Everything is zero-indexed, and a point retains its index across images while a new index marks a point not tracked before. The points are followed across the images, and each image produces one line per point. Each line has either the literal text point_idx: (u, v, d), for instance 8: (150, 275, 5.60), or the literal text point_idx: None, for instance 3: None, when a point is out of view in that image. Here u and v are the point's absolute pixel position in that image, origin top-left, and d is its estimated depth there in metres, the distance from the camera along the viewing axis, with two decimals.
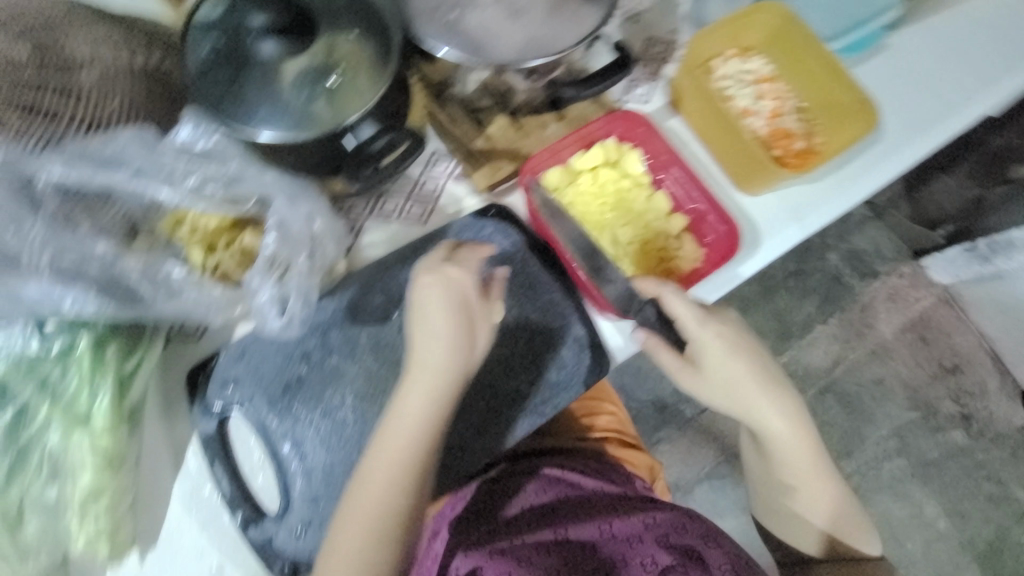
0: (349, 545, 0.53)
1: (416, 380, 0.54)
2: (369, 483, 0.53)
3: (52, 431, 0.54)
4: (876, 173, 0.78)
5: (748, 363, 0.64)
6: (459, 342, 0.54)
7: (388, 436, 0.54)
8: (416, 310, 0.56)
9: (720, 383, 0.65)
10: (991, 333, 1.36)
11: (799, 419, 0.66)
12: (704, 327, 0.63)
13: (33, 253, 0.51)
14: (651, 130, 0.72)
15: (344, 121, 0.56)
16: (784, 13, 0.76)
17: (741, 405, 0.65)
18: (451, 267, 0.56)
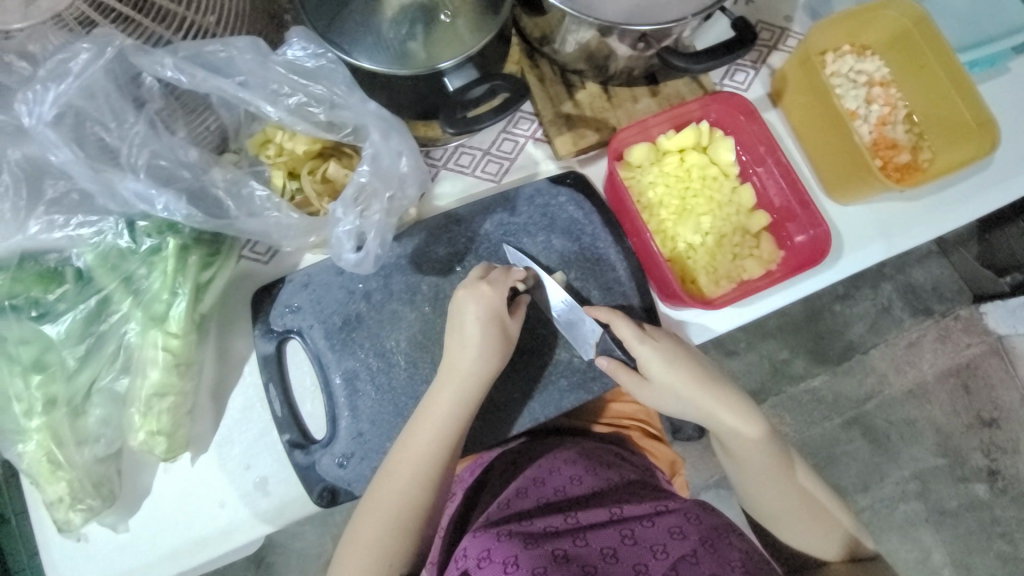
0: (369, 533, 0.56)
1: (446, 382, 0.59)
2: (394, 473, 0.57)
3: (132, 324, 0.58)
4: (978, 200, 0.73)
5: (680, 362, 0.63)
6: (487, 350, 0.59)
7: (418, 429, 0.58)
8: (453, 321, 0.60)
9: (678, 397, 0.63)
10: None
11: (734, 413, 0.64)
12: (647, 341, 0.62)
13: (133, 151, 0.54)
14: (754, 118, 0.67)
15: (439, 66, 0.55)
16: (915, 12, 0.69)
17: (703, 416, 0.64)
18: (484, 286, 0.60)
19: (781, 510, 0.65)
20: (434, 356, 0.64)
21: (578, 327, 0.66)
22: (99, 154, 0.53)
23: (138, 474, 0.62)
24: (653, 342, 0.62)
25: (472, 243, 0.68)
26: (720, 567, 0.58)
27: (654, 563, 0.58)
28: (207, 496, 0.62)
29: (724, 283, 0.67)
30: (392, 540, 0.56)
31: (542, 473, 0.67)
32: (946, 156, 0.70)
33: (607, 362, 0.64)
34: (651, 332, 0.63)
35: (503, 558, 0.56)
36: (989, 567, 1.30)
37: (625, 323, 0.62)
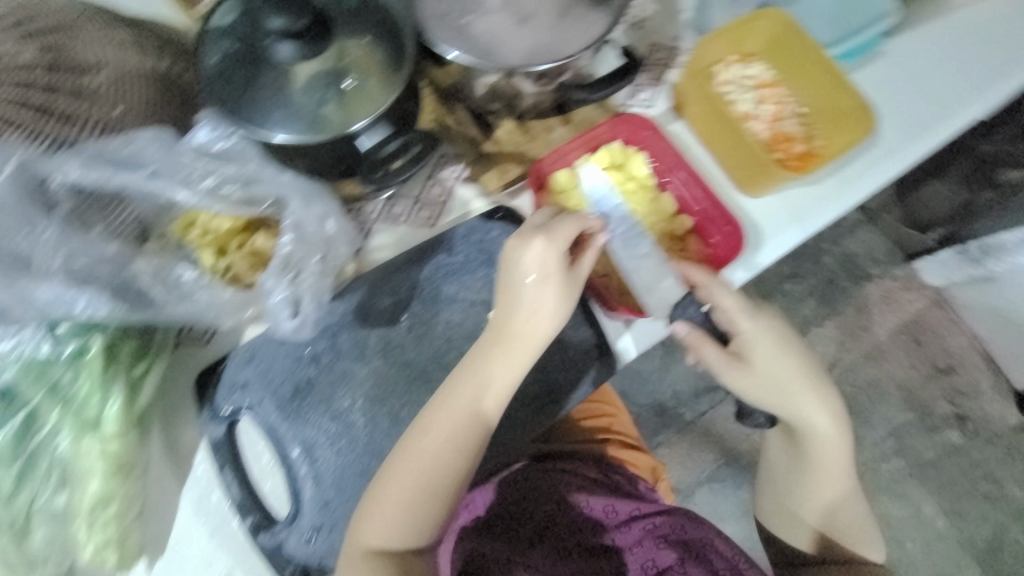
0: (392, 499, 0.56)
1: (514, 345, 0.57)
2: (428, 435, 0.56)
3: (63, 436, 0.54)
4: (875, 173, 0.80)
5: (797, 363, 0.67)
6: (549, 309, 0.57)
7: (454, 391, 0.57)
8: (509, 273, 0.57)
9: (770, 384, 0.67)
10: (983, 335, 1.37)
11: (839, 428, 0.70)
12: (752, 319, 0.65)
13: (45, 256, 0.51)
14: (656, 133, 0.73)
15: (350, 127, 0.56)
16: (784, 19, 0.77)
17: (784, 411, 0.69)
18: (542, 238, 0.55)
19: (796, 497, 0.77)
20: (391, 409, 0.63)
21: (658, 280, 0.68)
22: (10, 264, 0.50)
23: None
24: (756, 324, 0.65)
25: (415, 289, 0.68)
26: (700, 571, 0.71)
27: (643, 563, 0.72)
28: None
29: None
30: (423, 502, 0.56)
31: (540, 496, 0.76)
32: (838, 141, 0.76)
33: (686, 330, 0.65)
34: (754, 309, 0.66)
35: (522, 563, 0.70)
36: (979, 510, 1.34)
37: (726, 293, 0.64)
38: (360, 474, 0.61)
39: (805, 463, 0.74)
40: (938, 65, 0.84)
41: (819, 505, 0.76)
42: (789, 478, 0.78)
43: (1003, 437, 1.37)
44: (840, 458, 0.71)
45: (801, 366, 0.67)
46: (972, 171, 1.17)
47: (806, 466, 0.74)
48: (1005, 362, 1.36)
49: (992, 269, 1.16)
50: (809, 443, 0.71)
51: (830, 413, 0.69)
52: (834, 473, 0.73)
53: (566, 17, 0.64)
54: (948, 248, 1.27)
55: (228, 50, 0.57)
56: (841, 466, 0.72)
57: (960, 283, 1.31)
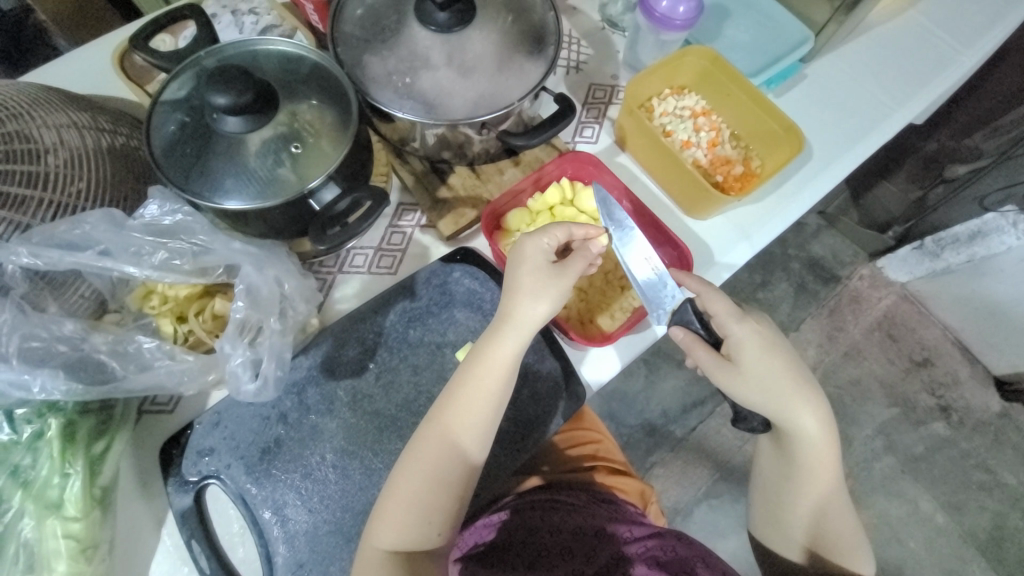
0: (406, 496, 0.57)
1: (514, 336, 0.59)
2: (437, 430, 0.57)
3: (26, 519, 0.52)
4: (813, 186, 0.85)
5: (784, 364, 0.63)
6: (538, 296, 0.59)
7: (460, 384, 0.58)
8: (511, 267, 0.61)
9: (759, 381, 0.62)
10: (954, 325, 1.43)
11: (827, 432, 0.65)
12: (741, 322, 0.63)
13: (1, 341, 0.52)
14: (602, 168, 0.76)
15: (307, 186, 0.58)
16: (708, 54, 0.83)
17: (774, 410, 0.63)
18: (529, 236, 0.62)
19: (791, 509, 0.68)
20: (362, 462, 0.63)
21: (657, 289, 0.64)
22: None
23: None
24: (745, 327, 0.63)
25: (380, 337, 0.69)
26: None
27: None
28: None
29: (620, 315, 0.73)
30: (434, 497, 0.57)
31: (534, 524, 0.74)
32: (773, 160, 0.82)
33: (682, 335, 0.63)
34: (744, 316, 0.64)
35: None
36: (976, 500, 1.35)
37: (716, 296, 0.63)
38: (333, 531, 0.60)
39: (795, 468, 0.66)
40: (859, 82, 0.91)
41: (810, 518, 0.67)
42: (781, 489, 0.68)
43: (987, 424, 1.40)
44: (832, 466, 0.65)
45: (785, 363, 0.63)
46: (920, 170, 1.29)
47: (797, 472, 0.66)
48: (980, 349, 1.41)
49: (950, 261, 1.30)
50: (799, 447, 0.65)
51: (818, 415, 0.63)
52: (829, 482, 0.66)
53: (504, 68, 0.67)
54: (906, 245, 1.39)
55: (181, 123, 0.60)
56: (831, 473, 0.65)
57: (922, 277, 1.40)
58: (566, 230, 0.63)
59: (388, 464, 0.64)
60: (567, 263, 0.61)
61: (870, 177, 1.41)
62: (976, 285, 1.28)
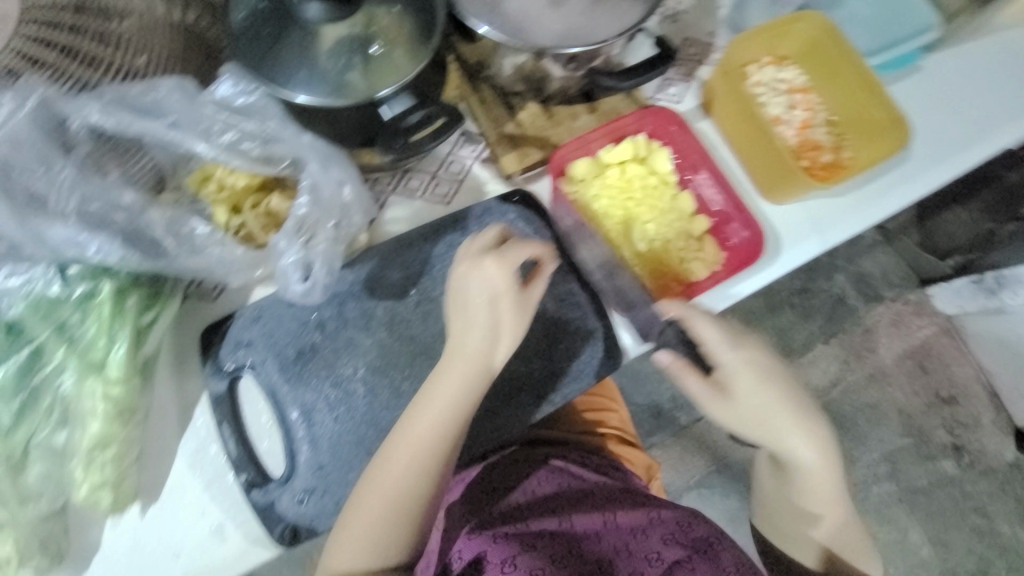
0: (365, 519, 0.55)
1: (452, 365, 0.57)
2: (393, 456, 0.55)
3: (68, 374, 0.54)
4: (902, 191, 0.78)
5: (777, 394, 0.59)
6: (492, 331, 0.56)
7: (419, 417, 0.56)
8: (454, 297, 0.57)
9: (751, 415, 0.59)
10: (991, 368, 1.36)
11: (828, 457, 0.61)
12: (735, 350, 0.59)
13: (61, 197, 0.51)
14: (685, 129, 0.71)
15: (378, 94, 0.55)
16: (823, 23, 0.75)
17: (762, 439, 0.60)
18: (491, 259, 0.55)
19: (796, 518, 0.66)
20: (393, 384, 0.63)
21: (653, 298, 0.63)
22: (27, 204, 0.50)
23: (86, 533, 0.58)
24: (734, 353, 0.59)
25: (427, 265, 0.68)
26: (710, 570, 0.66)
27: (649, 569, 0.67)
28: (162, 549, 0.58)
29: (673, 287, 0.69)
30: (388, 523, 0.55)
31: (537, 480, 0.73)
32: (867, 153, 0.75)
33: (669, 359, 0.59)
34: (735, 341, 0.60)
35: (500, 558, 0.63)
36: (965, 541, 1.33)
37: (707, 326, 0.59)
38: (357, 443, 0.61)
39: (796, 489, 0.64)
40: (980, 84, 0.82)
41: (817, 526, 0.65)
42: (778, 502, 0.67)
43: (997, 471, 1.36)
44: (835, 488, 0.62)
45: (778, 393, 0.59)
46: (999, 202, 1.19)
47: (796, 491, 0.64)
48: (1010, 398, 1.34)
49: (1006, 302, 1.18)
50: (794, 471, 0.62)
51: (816, 443, 0.60)
52: (830, 499, 0.63)
53: (599, 5, 0.62)
54: (963, 277, 1.28)
55: (257, 7, 0.57)
56: (832, 494, 0.63)
57: (972, 312, 1.31)
58: (529, 249, 0.57)
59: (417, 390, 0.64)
60: (531, 293, 0.58)
61: (937, 202, 1.30)
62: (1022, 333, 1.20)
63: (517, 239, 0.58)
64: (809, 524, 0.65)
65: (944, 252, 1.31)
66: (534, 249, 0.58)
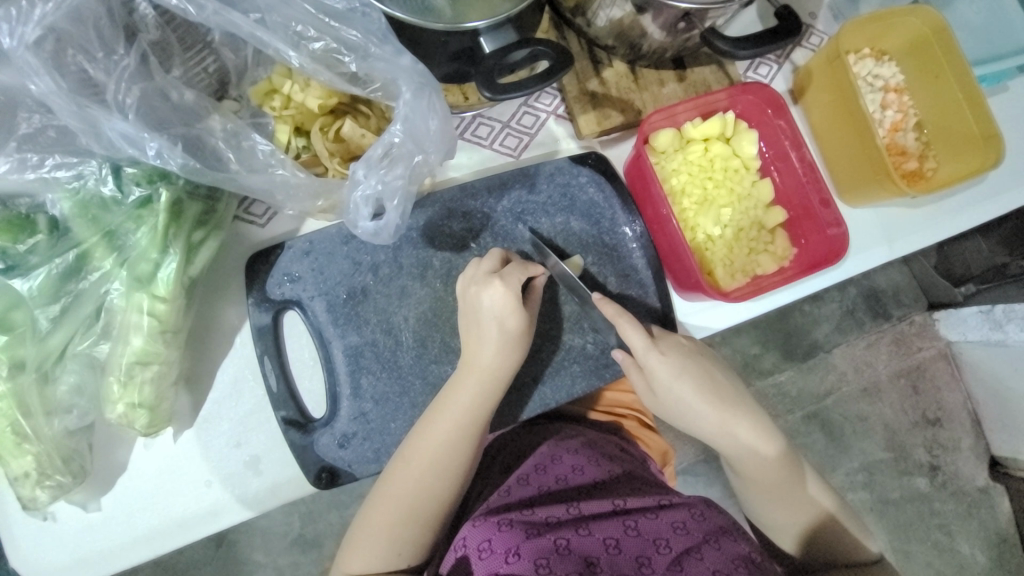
0: (382, 521, 0.54)
1: (464, 380, 0.56)
2: (410, 464, 0.54)
3: (116, 284, 0.51)
4: (975, 211, 0.76)
5: (694, 389, 0.61)
6: (507, 343, 0.56)
7: (426, 432, 0.55)
8: (468, 313, 0.57)
9: (679, 409, 0.62)
10: (979, 396, 1.32)
11: (761, 442, 0.62)
12: (653, 350, 0.60)
13: (120, 90, 0.46)
14: (782, 113, 0.65)
15: (463, 25, 0.50)
16: (936, 21, 0.70)
17: (698, 431, 0.62)
18: (497, 281, 0.55)
19: (760, 506, 0.65)
20: (444, 339, 0.61)
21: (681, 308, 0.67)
22: (79, 86, 0.45)
23: (112, 450, 0.55)
24: (660, 356, 0.60)
25: (487, 220, 0.64)
26: (725, 566, 0.56)
27: (657, 557, 0.57)
28: (192, 474, 0.56)
29: (739, 278, 0.66)
30: (405, 525, 0.54)
31: (544, 460, 0.65)
32: (951, 167, 0.73)
33: (621, 356, 0.62)
34: (660, 345, 0.60)
35: (504, 548, 0.55)
36: (925, 556, 1.33)
37: (632, 328, 0.59)
38: (404, 394, 0.59)
39: (744, 478, 0.64)
40: None
41: (789, 509, 0.64)
42: (741, 491, 0.67)
43: (965, 493, 1.35)
44: (782, 461, 0.63)
45: (699, 388, 0.61)
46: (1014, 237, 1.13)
47: (745, 480, 0.64)
48: (991, 427, 1.32)
49: (1010, 336, 1.15)
50: (735, 461, 0.64)
51: (745, 429, 0.62)
52: (784, 475, 0.63)
53: None
54: (973, 306, 1.24)
55: None
56: (780, 468, 0.63)
57: (973, 342, 1.26)
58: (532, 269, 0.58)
59: None
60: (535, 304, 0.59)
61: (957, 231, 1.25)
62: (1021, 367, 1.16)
63: (517, 260, 0.59)
64: (779, 511, 0.64)
65: (958, 279, 1.24)
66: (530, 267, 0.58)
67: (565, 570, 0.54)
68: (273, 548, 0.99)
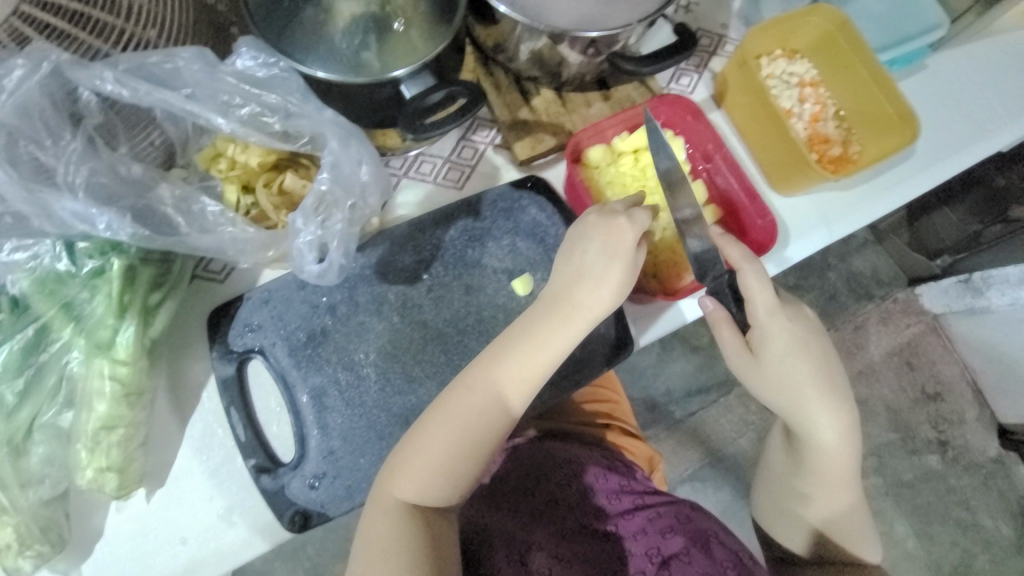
0: (433, 451, 0.51)
1: (555, 320, 0.54)
2: (478, 395, 0.52)
3: (76, 353, 0.53)
4: (906, 186, 0.79)
5: (809, 368, 0.57)
6: (608, 283, 0.54)
7: (496, 365, 0.52)
8: (570, 243, 0.56)
9: (781, 381, 0.57)
10: (975, 365, 1.33)
11: (846, 444, 0.59)
12: (774, 316, 0.56)
13: (70, 171, 0.49)
14: (701, 118, 0.70)
15: (390, 73, 0.54)
16: (836, 17, 0.76)
17: (791, 408, 0.58)
18: (623, 219, 0.54)
19: (802, 503, 0.63)
20: (404, 368, 0.63)
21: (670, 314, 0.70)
22: (33, 173, 0.49)
23: (89, 517, 0.56)
24: (784, 323, 0.56)
25: (439, 250, 0.67)
26: (713, 568, 0.58)
27: (649, 565, 0.60)
28: (169, 533, 0.57)
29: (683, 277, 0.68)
30: (460, 461, 0.51)
31: (534, 481, 0.66)
32: (874, 147, 0.76)
33: (711, 307, 0.59)
34: (785, 312, 0.57)
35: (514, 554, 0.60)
36: (950, 536, 1.30)
37: (759, 285, 0.56)
38: (369, 429, 0.60)
39: (808, 471, 0.61)
40: (984, 84, 0.83)
41: (829, 507, 0.62)
42: (786, 484, 0.65)
43: (979, 465, 1.33)
44: (846, 471, 0.60)
45: (814, 370, 0.58)
46: (985, 203, 1.10)
47: (807, 473, 0.62)
48: (992, 394, 1.32)
49: (993, 301, 1.18)
50: (810, 449, 0.60)
51: (840, 425, 0.58)
52: (846, 479, 0.60)
53: None
54: (952, 276, 1.26)
55: None
56: (842, 479, 0.60)
57: (958, 311, 1.28)
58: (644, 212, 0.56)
59: (429, 375, 0.63)
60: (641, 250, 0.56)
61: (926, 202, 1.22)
62: (1010, 330, 1.18)
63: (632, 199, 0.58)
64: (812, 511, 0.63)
65: (934, 252, 1.26)
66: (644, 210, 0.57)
67: None
68: None
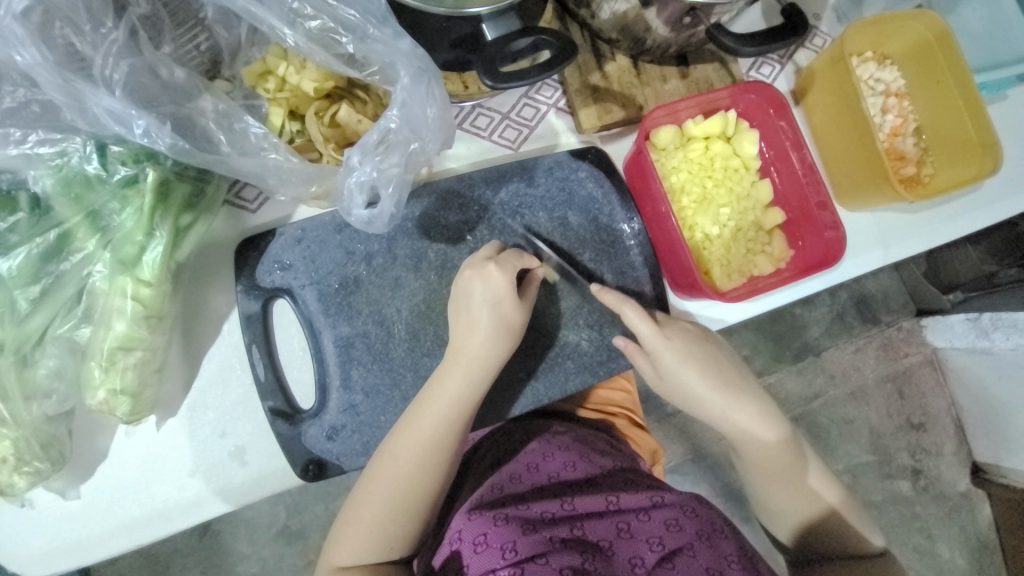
0: (368, 515, 0.52)
1: (450, 368, 0.54)
2: (397, 458, 0.53)
3: (99, 266, 0.49)
4: (968, 218, 0.76)
5: (704, 372, 0.60)
6: (503, 335, 0.55)
7: (416, 417, 0.53)
8: (458, 300, 0.56)
9: (687, 397, 0.61)
10: (962, 402, 1.29)
11: (772, 430, 0.61)
12: (660, 334, 0.59)
13: (107, 66, 0.44)
14: (785, 115, 0.65)
15: (467, 10, 0.49)
16: (939, 26, 0.70)
17: (709, 414, 0.61)
18: (494, 265, 0.55)
19: (782, 500, 0.63)
20: (437, 329, 0.60)
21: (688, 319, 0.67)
22: (66, 59, 0.43)
23: (93, 437, 0.54)
24: (663, 342, 0.59)
25: (485, 212, 0.63)
26: (717, 562, 0.55)
27: (650, 556, 0.55)
28: (174, 464, 0.55)
29: (736, 278, 0.66)
30: (394, 521, 0.52)
31: (536, 458, 0.63)
32: (946, 173, 0.73)
33: (623, 343, 0.61)
34: (666, 331, 0.60)
35: (501, 542, 0.52)
36: (907, 559, 1.29)
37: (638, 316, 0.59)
38: (397, 387, 0.58)
39: (758, 467, 0.62)
40: None
41: (796, 494, 0.62)
42: (757, 486, 0.64)
43: (947, 497, 1.32)
44: (781, 451, 0.62)
45: (704, 375, 0.60)
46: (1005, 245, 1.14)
47: (761, 469, 0.62)
48: (974, 433, 1.29)
49: (995, 344, 1.11)
50: (745, 446, 0.62)
51: (757, 416, 0.61)
52: (781, 460, 0.62)
53: None
54: (960, 313, 1.20)
55: None
56: (781, 459, 0.62)
57: (959, 349, 1.22)
58: (521, 260, 0.57)
59: None
60: (529, 296, 0.58)
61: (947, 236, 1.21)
62: (1001, 373, 1.14)
63: (514, 250, 0.59)
64: (791, 501, 0.62)
65: (947, 286, 1.21)
66: (526, 258, 0.58)
67: (561, 563, 0.51)
68: (259, 537, 0.98)
